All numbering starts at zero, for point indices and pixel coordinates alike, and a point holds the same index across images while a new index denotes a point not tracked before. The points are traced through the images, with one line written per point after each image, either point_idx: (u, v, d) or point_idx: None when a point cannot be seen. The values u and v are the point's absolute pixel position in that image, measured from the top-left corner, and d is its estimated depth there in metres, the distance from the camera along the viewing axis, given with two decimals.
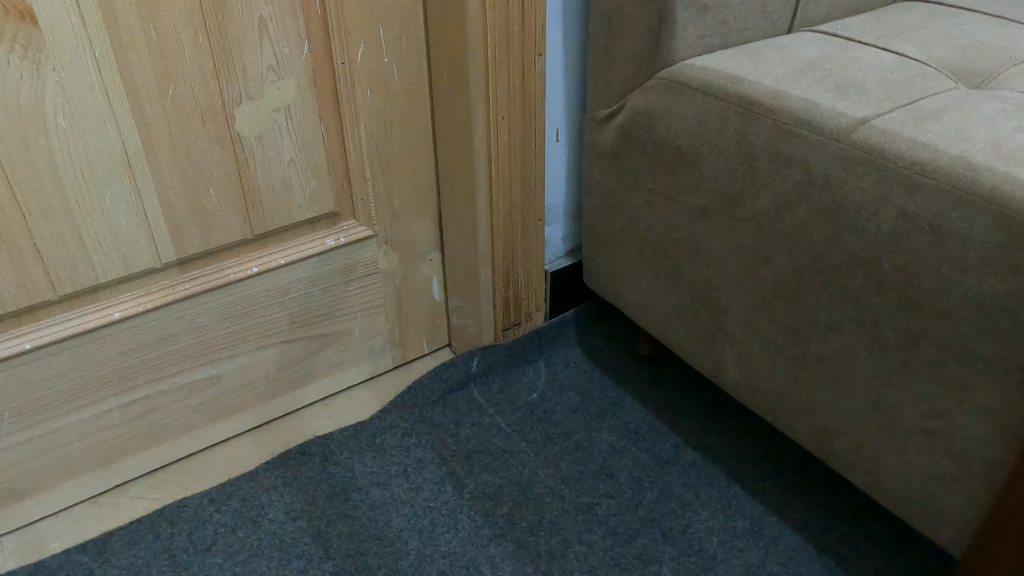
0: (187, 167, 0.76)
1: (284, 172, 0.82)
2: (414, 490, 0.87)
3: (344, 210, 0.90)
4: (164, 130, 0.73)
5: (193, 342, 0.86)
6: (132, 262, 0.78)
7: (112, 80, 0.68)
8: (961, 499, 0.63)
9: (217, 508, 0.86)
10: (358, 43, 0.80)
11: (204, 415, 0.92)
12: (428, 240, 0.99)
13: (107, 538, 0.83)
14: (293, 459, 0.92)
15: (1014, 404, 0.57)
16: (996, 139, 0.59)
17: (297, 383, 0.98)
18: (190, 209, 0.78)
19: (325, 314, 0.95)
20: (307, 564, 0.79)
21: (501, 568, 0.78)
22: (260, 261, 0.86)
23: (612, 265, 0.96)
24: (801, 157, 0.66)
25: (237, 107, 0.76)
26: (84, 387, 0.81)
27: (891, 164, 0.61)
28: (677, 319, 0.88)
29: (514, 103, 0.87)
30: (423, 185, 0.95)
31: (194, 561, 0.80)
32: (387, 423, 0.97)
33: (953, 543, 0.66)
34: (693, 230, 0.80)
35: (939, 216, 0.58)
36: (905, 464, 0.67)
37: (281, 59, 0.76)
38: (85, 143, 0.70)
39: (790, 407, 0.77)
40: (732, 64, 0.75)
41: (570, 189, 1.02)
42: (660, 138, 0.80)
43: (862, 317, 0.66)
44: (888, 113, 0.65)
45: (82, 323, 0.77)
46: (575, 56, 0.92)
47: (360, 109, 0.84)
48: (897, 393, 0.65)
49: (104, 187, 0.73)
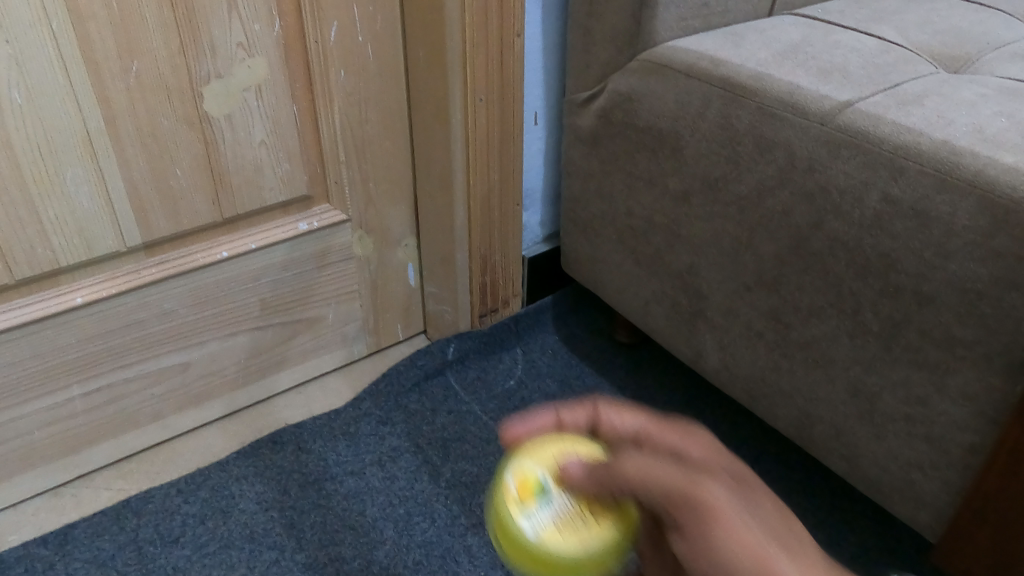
0: (153, 146, 0.73)
1: (254, 154, 0.79)
2: (390, 479, 0.86)
3: (317, 193, 0.87)
4: (128, 108, 0.70)
5: (160, 328, 0.83)
6: (95, 245, 0.75)
7: (71, 53, 0.65)
8: (939, 485, 0.64)
9: (186, 499, 0.83)
10: (332, 21, 0.77)
11: (171, 403, 0.89)
12: (403, 224, 0.97)
13: (69, 531, 0.80)
14: (265, 448, 0.89)
15: (994, 390, 0.57)
16: (978, 123, 0.59)
17: (268, 371, 0.95)
18: (155, 190, 0.75)
19: (298, 300, 0.92)
20: (279, 555, 0.77)
21: (479, 558, 0.78)
22: (231, 245, 0.83)
23: (592, 251, 0.95)
24: (784, 141, 0.66)
25: (205, 85, 0.73)
26: (45, 374, 0.78)
27: (875, 147, 0.60)
28: (657, 306, 0.88)
29: (492, 84, 0.85)
30: (399, 168, 0.92)
31: (161, 553, 0.78)
32: (361, 411, 0.95)
33: (930, 528, 0.66)
34: (674, 215, 0.79)
35: (923, 201, 0.57)
36: (883, 450, 0.67)
37: (251, 36, 0.73)
38: (43, 120, 0.66)
39: (769, 393, 0.77)
40: (714, 46, 0.74)
41: (549, 173, 1.01)
42: (641, 121, 0.79)
43: (844, 303, 0.65)
44: (872, 97, 0.64)
45: (43, 308, 0.74)
46: (554, 38, 0.90)
47: (333, 89, 0.81)
48: (877, 379, 0.65)
49: (64, 166, 0.69)
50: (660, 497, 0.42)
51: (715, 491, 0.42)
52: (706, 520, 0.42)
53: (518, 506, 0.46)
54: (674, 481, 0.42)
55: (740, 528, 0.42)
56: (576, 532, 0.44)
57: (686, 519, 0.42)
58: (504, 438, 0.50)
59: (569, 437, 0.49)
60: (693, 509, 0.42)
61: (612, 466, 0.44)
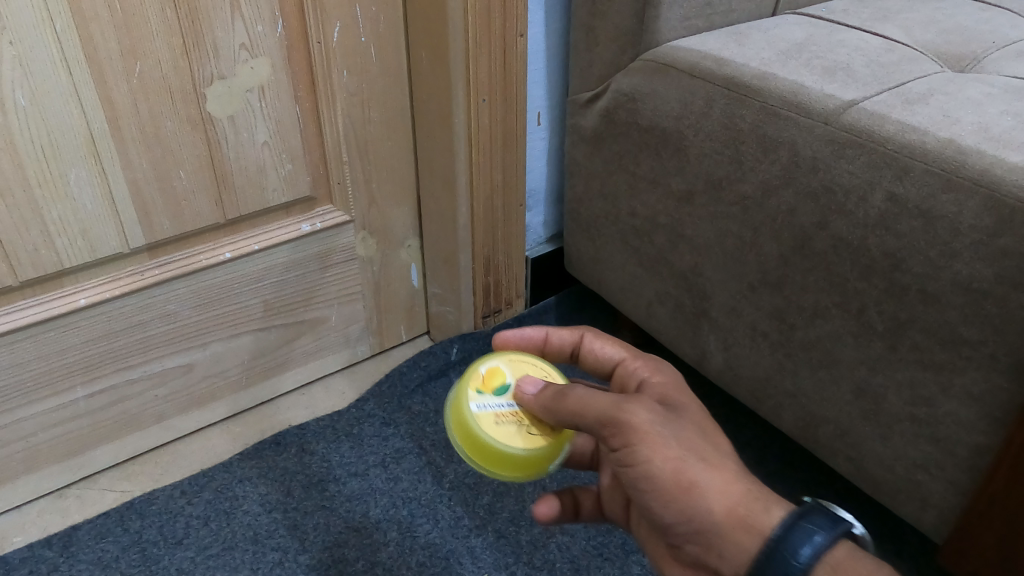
0: (156, 148, 0.73)
1: (257, 155, 0.79)
2: (393, 480, 0.86)
3: (320, 193, 0.87)
4: (131, 109, 0.70)
5: (164, 329, 0.83)
6: (98, 246, 0.75)
7: (74, 54, 0.65)
8: (945, 485, 0.63)
9: (189, 500, 0.83)
10: (335, 22, 0.77)
11: (174, 405, 0.89)
12: (406, 225, 0.97)
13: (73, 532, 0.80)
14: (268, 449, 0.89)
15: (1001, 390, 0.56)
16: (984, 122, 0.59)
17: (271, 372, 0.95)
18: (159, 191, 0.75)
19: (301, 301, 0.92)
20: (283, 556, 0.77)
21: (482, 560, 0.77)
22: (234, 246, 0.83)
23: (595, 251, 0.95)
24: (788, 141, 0.65)
25: (208, 87, 0.73)
26: (50, 375, 0.78)
27: (880, 147, 0.60)
28: (660, 307, 0.87)
29: (495, 84, 0.85)
30: (402, 168, 0.92)
31: (164, 555, 0.77)
32: (364, 412, 0.95)
33: (936, 530, 0.66)
34: (678, 215, 0.79)
35: (928, 200, 0.57)
36: (889, 451, 0.67)
37: (254, 37, 0.73)
38: (46, 121, 0.66)
39: (774, 394, 0.77)
40: (717, 46, 0.74)
41: (552, 174, 1.00)
42: (644, 121, 0.79)
43: (849, 303, 0.65)
44: (876, 96, 0.64)
45: (46, 309, 0.74)
46: (557, 38, 0.90)
47: (335, 90, 0.81)
48: (882, 379, 0.65)
49: (67, 168, 0.69)
50: (594, 422, 0.49)
51: (640, 414, 0.47)
52: (629, 442, 0.47)
53: (477, 393, 0.57)
54: (603, 407, 0.48)
55: (659, 447, 0.46)
56: (509, 430, 0.55)
57: (613, 443, 0.48)
58: (495, 344, 0.63)
59: (541, 366, 0.60)
60: (621, 433, 0.47)
61: (559, 395, 0.52)
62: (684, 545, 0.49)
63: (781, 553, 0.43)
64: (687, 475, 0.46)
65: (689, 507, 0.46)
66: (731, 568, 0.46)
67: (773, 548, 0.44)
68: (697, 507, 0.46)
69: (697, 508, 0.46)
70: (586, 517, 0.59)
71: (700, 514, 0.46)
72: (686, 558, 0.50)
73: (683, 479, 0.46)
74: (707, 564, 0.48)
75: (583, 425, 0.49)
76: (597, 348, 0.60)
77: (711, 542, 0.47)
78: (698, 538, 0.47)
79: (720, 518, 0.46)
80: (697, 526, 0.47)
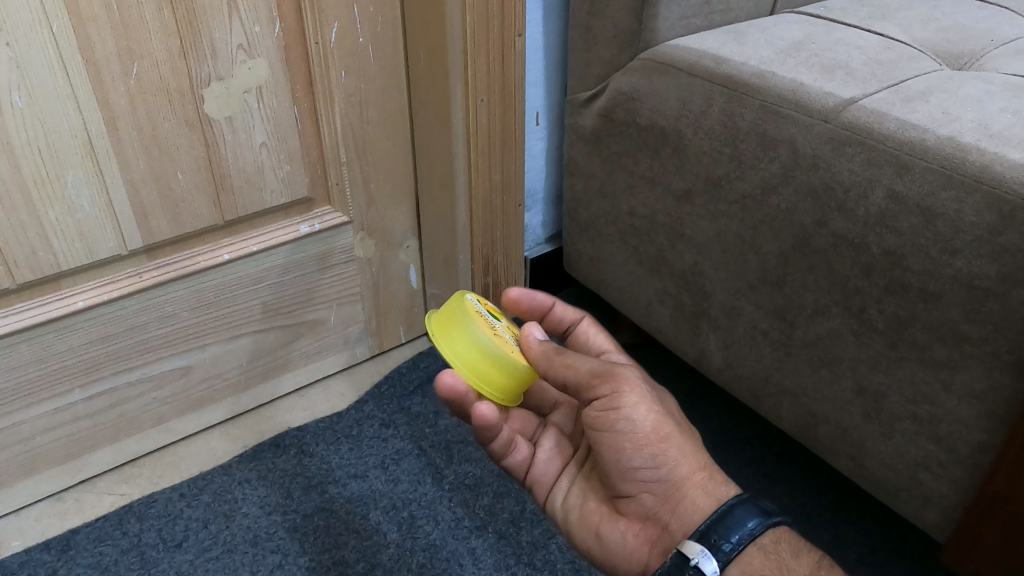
0: (154, 149, 0.72)
1: (255, 156, 0.79)
2: (393, 482, 0.85)
3: (319, 194, 0.87)
4: (129, 111, 0.69)
5: (162, 332, 0.83)
6: (96, 248, 0.74)
7: (72, 56, 0.65)
8: (946, 483, 0.63)
9: (189, 503, 0.83)
10: (332, 22, 0.77)
11: (173, 407, 0.89)
12: (405, 225, 0.97)
13: (72, 536, 0.80)
14: (267, 451, 0.89)
15: (1001, 387, 0.56)
16: (984, 119, 0.59)
17: (270, 374, 0.95)
18: (156, 193, 0.75)
19: (300, 302, 0.92)
20: (283, 559, 0.77)
21: (483, 561, 0.77)
22: (232, 247, 0.83)
23: (594, 251, 0.94)
24: (787, 139, 0.65)
25: (206, 88, 0.72)
26: (48, 379, 0.78)
27: (880, 144, 0.60)
28: (660, 306, 0.87)
29: (493, 84, 0.84)
30: (401, 169, 0.92)
31: (164, 558, 0.77)
32: (364, 414, 0.94)
33: (937, 528, 0.66)
34: (677, 214, 0.79)
35: (929, 197, 0.57)
36: (889, 449, 0.67)
37: (252, 37, 0.73)
38: (43, 123, 0.66)
39: (774, 393, 0.77)
40: (716, 44, 0.74)
41: (551, 173, 1.00)
42: (643, 120, 0.78)
43: (849, 302, 0.65)
44: (876, 94, 0.64)
45: (44, 311, 0.74)
46: (555, 37, 0.90)
47: (333, 91, 0.81)
48: (883, 377, 0.65)
49: (64, 170, 0.69)
50: (586, 375, 0.54)
51: (630, 371, 0.54)
52: (617, 391, 0.53)
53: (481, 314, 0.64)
54: (599, 363, 0.54)
55: (643, 399, 0.53)
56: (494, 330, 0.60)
57: (602, 391, 0.53)
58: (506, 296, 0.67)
59: None
60: (613, 383, 0.53)
61: (557, 351, 0.56)
62: (639, 494, 0.55)
63: (733, 516, 0.51)
64: (664, 428, 0.54)
65: (660, 453, 0.54)
66: (679, 521, 0.54)
67: (725, 512, 0.51)
68: (668, 456, 0.54)
69: (668, 458, 0.54)
70: (509, 462, 0.63)
71: (671, 461, 0.54)
72: (635, 511, 0.56)
73: (660, 429, 0.54)
74: (656, 514, 0.55)
75: (573, 376, 0.54)
76: (590, 335, 0.68)
77: (670, 492, 0.54)
78: (657, 486, 0.54)
79: (685, 469, 0.54)
80: (663, 474, 0.54)
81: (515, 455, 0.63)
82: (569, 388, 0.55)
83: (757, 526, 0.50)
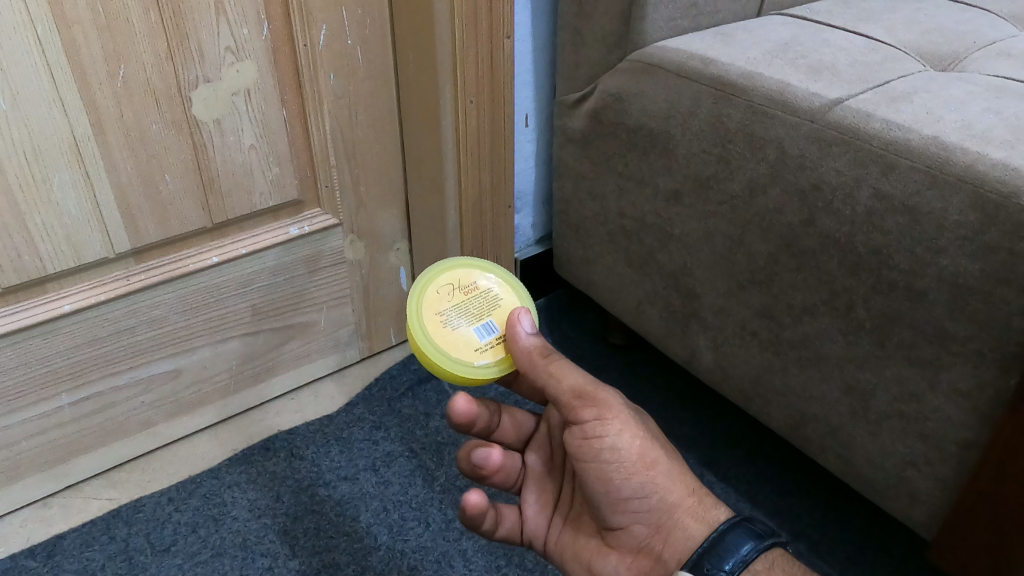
0: (141, 151, 0.72)
1: (244, 158, 0.79)
2: (384, 484, 0.85)
3: (308, 197, 0.87)
4: (116, 113, 0.69)
5: (150, 335, 0.82)
6: (83, 251, 0.74)
7: (57, 59, 0.64)
8: (933, 481, 0.64)
9: (177, 507, 0.82)
10: (321, 25, 0.77)
11: (161, 411, 0.88)
12: (394, 227, 0.97)
13: (58, 542, 0.79)
14: (257, 455, 0.89)
15: (987, 384, 0.57)
16: (967, 119, 0.59)
17: (260, 377, 0.95)
18: (143, 195, 0.74)
19: (289, 305, 0.92)
20: (273, 562, 0.77)
21: (474, 562, 0.77)
22: (221, 250, 0.82)
23: (584, 252, 0.95)
24: (774, 139, 0.66)
25: (194, 90, 0.72)
26: (34, 383, 0.77)
27: (866, 144, 0.60)
28: (650, 307, 0.87)
29: (482, 86, 0.84)
30: (390, 172, 0.92)
31: (152, 563, 0.77)
32: (354, 416, 0.94)
33: (925, 525, 0.66)
34: (666, 214, 0.79)
35: (914, 197, 0.57)
36: (877, 447, 0.67)
37: (240, 40, 0.73)
38: (28, 126, 0.65)
39: (764, 392, 0.77)
40: (704, 46, 0.74)
41: (540, 175, 1.01)
42: (632, 122, 0.79)
43: (837, 301, 0.65)
44: (861, 95, 0.64)
45: (30, 315, 0.73)
46: (544, 39, 0.90)
47: (322, 93, 0.81)
48: (871, 375, 0.65)
49: (51, 173, 0.69)
50: (566, 393, 0.52)
51: (611, 394, 0.52)
52: (601, 416, 0.51)
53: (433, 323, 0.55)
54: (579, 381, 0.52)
55: (628, 425, 0.52)
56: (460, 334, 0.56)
57: (585, 415, 0.51)
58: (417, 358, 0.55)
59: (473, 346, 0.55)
60: (595, 405, 0.51)
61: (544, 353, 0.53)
62: (631, 526, 0.53)
63: (726, 543, 0.49)
64: (650, 455, 0.52)
65: (648, 481, 0.52)
66: (673, 550, 0.52)
67: (716, 539, 0.49)
68: (658, 483, 0.52)
69: (658, 484, 0.52)
70: (502, 531, 0.61)
71: (660, 490, 0.52)
72: (625, 543, 0.54)
73: (647, 456, 0.52)
74: (649, 545, 0.53)
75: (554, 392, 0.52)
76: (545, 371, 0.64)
77: (661, 522, 0.52)
78: (647, 516, 0.52)
79: (676, 497, 0.52)
80: (653, 503, 0.52)
81: (505, 525, 0.60)
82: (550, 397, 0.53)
83: (751, 552, 0.48)
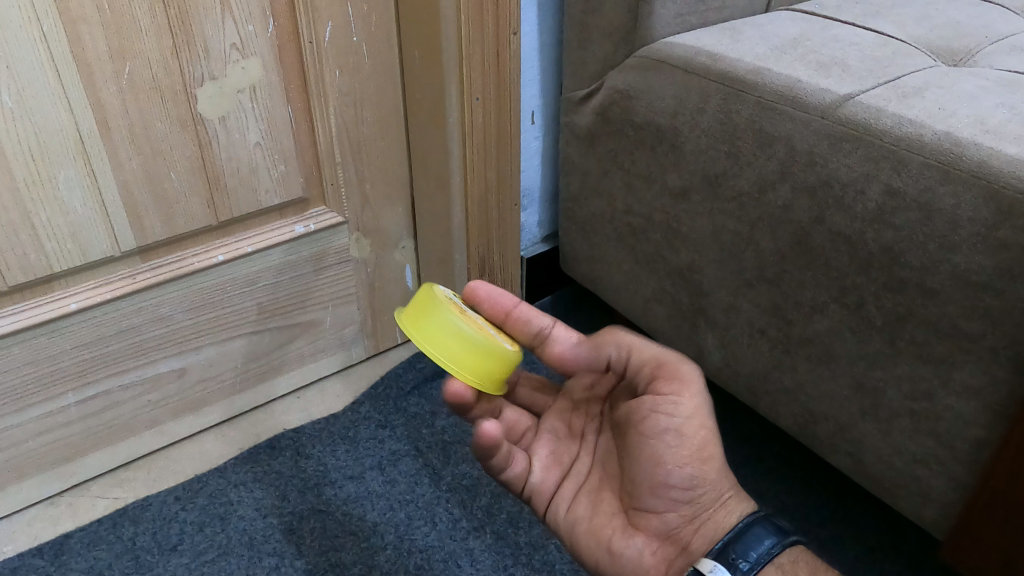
0: (147, 149, 0.72)
1: (250, 156, 0.78)
2: (390, 483, 0.85)
3: (313, 195, 0.87)
4: (122, 111, 0.69)
5: (157, 334, 0.82)
6: (89, 250, 0.74)
7: (63, 56, 0.64)
8: (946, 480, 0.63)
9: (184, 506, 0.82)
10: (326, 21, 0.76)
11: (167, 410, 0.88)
12: (400, 225, 0.96)
13: (65, 540, 0.79)
14: (263, 453, 0.89)
15: (1001, 383, 0.56)
16: (980, 114, 0.59)
17: (266, 376, 0.95)
18: (149, 194, 0.74)
19: (295, 303, 0.91)
20: (279, 562, 0.76)
21: (481, 561, 0.77)
22: (227, 248, 0.82)
23: (591, 250, 0.94)
24: (784, 135, 0.65)
25: (199, 87, 0.72)
26: (40, 382, 0.77)
27: (877, 140, 0.60)
28: (657, 305, 0.87)
29: (489, 82, 0.83)
30: (396, 169, 0.92)
31: (158, 562, 0.76)
32: (360, 415, 0.94)
33: (936, 524, 0.66)
34: (674, 212, 0.79)
35: (927, 192, 0.57)
36: (888, 446, 0.67)
37: (245, 37, 0.72)
38: (34, 124, 0.65)
39: (772, 391, 0.76)
40: (712, 41, 0.74)
41: (546, 173, 1.00)
42: (639, 118, 0.78)
43: (847, 298, 0.65)
44: (872, 90, 0.64)
45: (36, 314, 0.73)
46: (550, 36, 0.89)
47: (328, 90, 0.80)
48: (882, 374, 0.65)
49: (57, 171, 0.68)
50: (648, 363, 0.53)
51: (691, 375, 0.52)
52: (678, 393, 0.51)
53: None
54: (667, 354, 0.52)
55: (700, 411, 0.51)
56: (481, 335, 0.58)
57: (662, 389, 0.51)
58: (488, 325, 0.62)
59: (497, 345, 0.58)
60: (674, 382, 0.51)
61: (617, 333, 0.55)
62: (665, 512, 0.53)
63: (751, 535, 0.49)
64: (709, 449, 0.52)
65: (700, 473, 0.51)
66: (702, 540, 0.51)
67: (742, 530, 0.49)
68: (709, 478, 0.52)
69: (709, 479, 0.52)
70: (510, 474, 0.56)
71: (708, 483, 0.51)
72: (655, 528, 0.53)
73: (706, 449, 0.52)
74: (678, 533, 0.53)
75: (636, 360, 0.53)
76: None
77: (699, 514, 0.52)
78: (686, 506, 0.52)
79: (719, 493, 0.52)
80: (696, 496, 0.52)
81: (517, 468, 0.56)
82: (630, 368, 0.54)
83: (775, 545, 0.48)
